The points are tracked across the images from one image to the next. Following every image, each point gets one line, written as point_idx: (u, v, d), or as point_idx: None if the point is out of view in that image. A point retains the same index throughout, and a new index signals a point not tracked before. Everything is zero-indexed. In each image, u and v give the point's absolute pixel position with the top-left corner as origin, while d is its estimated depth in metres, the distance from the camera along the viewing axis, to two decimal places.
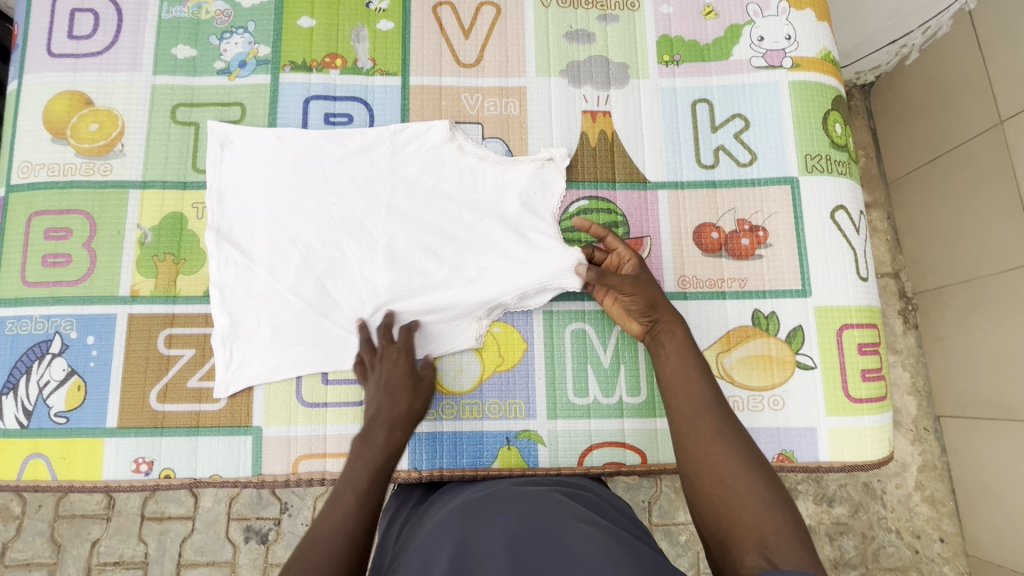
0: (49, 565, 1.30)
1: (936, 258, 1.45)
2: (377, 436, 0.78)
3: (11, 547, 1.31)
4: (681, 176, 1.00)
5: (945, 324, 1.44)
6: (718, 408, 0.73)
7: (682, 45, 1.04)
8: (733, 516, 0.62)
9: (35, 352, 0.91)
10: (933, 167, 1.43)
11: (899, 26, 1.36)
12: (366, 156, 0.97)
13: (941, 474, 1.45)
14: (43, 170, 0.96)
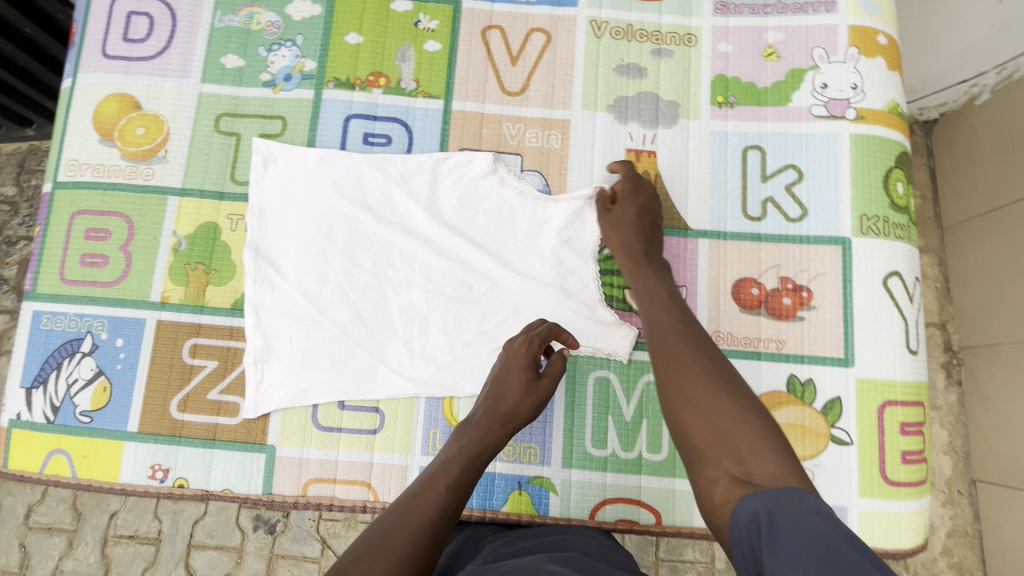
0: (70, 532, 1.34)
1: (988, 317, 1.36)
2: (467, 464, 0.73)
3: (36, 510, 1.35)
4: (725, 226, 0.95)
5: (992, 385, 1.35)
6: (691, 337, 0.74)
7: (738, 86, 0.99)
8: (706, 431, 0.64)
9: (67, 349, 0.93)
10: (992, 219, 1.35)
11: (971, 65, 1.27)
12: (407, 184, 0.97)
13: (972, 542, 1.37)
14: (88, 170, 0.98)
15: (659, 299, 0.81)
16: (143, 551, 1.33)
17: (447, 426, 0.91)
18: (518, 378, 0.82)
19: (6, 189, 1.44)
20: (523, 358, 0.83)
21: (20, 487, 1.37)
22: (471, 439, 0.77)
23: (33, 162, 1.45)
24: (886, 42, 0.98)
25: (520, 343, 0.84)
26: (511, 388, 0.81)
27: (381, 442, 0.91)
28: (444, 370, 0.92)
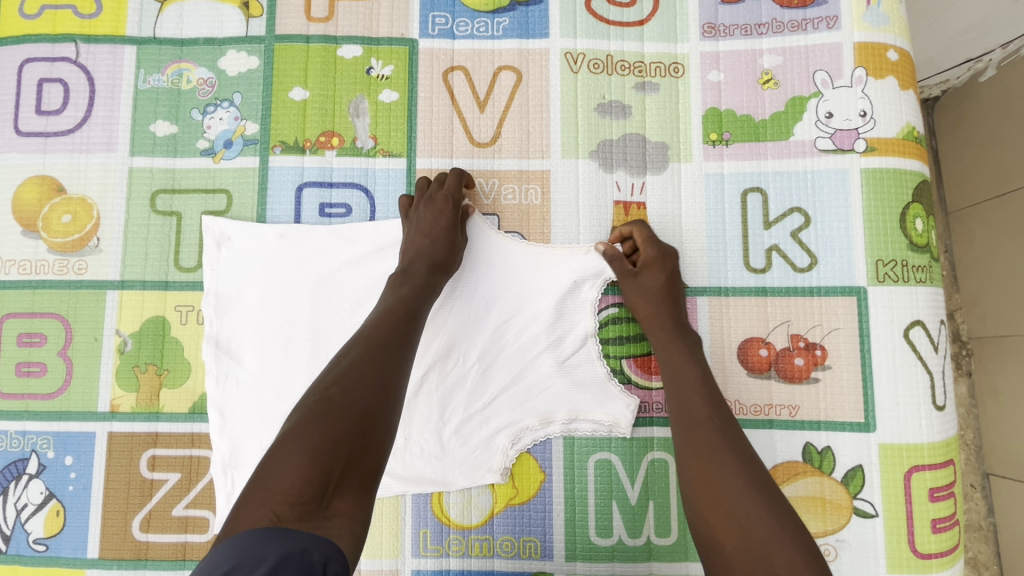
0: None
1: (1002, 308, 1.26)
2: (391, 322, 0.71)
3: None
4: (727, 280, 0.86)
5: (1004, 376, 1.27)
6: (717, 421, 0.70)
7: (733, 120, 0.88)
8: (734, 541, 0.59)
9: (12, 470, 0.85)
10: (1003, 203, 1.24)
11: (976, 42, 1.16)
12: (377, 257, 0.87)
13: (986, 536, 1.31)
14: (13, 267, 0.87)
15: (685, 372, 0.76)
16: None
17: (438, 525, 0.84)
18: (446, 221, 0.82)
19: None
20: (447, 195, 0.84)
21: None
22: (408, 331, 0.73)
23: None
24: (897, 58, 0.87)
25: (438, 195, 0.84)
26: (436, 221, 0.82)
27: (367, 548, 0.84)
28: (430, 463, 0.84)
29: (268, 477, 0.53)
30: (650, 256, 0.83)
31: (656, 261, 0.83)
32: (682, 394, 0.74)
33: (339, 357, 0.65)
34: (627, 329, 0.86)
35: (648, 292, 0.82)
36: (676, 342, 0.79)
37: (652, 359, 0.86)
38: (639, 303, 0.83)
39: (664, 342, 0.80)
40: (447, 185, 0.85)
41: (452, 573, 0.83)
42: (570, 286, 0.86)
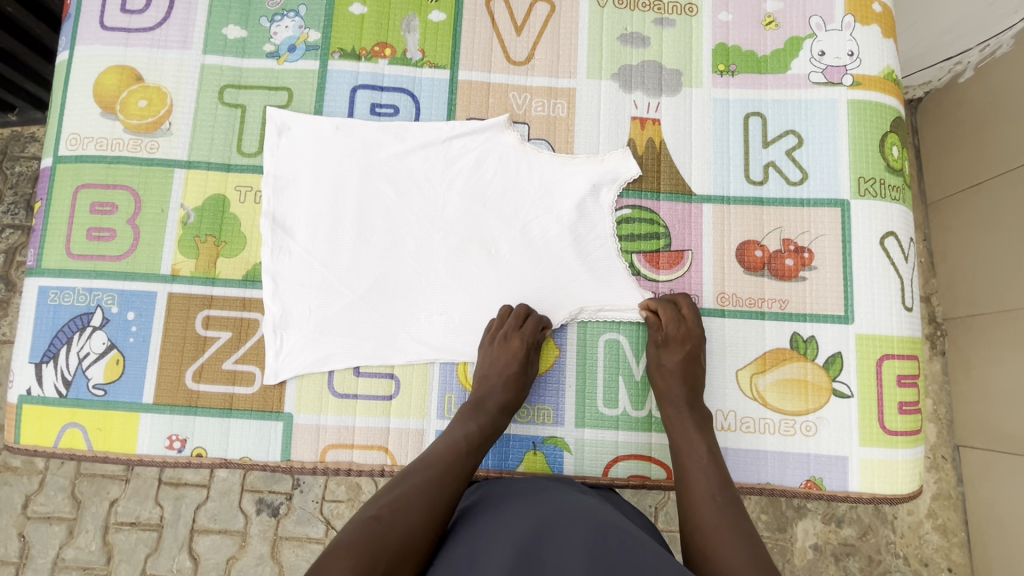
0: (69, 520, 1.49)
1: (971, 286, 1.39)
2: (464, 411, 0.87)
3: (34, 500, 1.50)
4: (728, 190, 0.98)
5: (975, 353, 1.38)
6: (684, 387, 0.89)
7: (739, 54, 1.01)
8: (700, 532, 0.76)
9: (76, 323, 0.93)
10: (975, 193, 1.37)
11: (955, 43, 1.29)
12: (423, 154, 0.97)
13: (955, 505, 1.41)
14: (91, 144, 0.97)
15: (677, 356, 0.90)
16: (145, 538, 1.48)
17: (461, 391, 0.93)
18: (521, 362, 0.88)
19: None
20: (522, 335, 0.89)
21: (17, 477, 1.51)
22: (454, 437, 0.83)
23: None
24: (881, 10, 1.01)
25: (513, 335, 0.89)
26: (505, 367, 0.88)
27: (397, 408, 0.92)
28: (458, 335, 0.94)
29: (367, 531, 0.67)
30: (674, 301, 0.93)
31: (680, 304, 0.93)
32: (679, 444, 0.85)
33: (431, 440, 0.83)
34: (638, 229, 0.97)
35: (670, 374, 0.89)
36: (680, 392, 0.88)
37: (660, 255, 0.97)
38: (661, 381, 0.89)
39: (669, 388, 0.89)
40: (525, 325, 0.90)
41: None
42: (595, 190, 0.97)
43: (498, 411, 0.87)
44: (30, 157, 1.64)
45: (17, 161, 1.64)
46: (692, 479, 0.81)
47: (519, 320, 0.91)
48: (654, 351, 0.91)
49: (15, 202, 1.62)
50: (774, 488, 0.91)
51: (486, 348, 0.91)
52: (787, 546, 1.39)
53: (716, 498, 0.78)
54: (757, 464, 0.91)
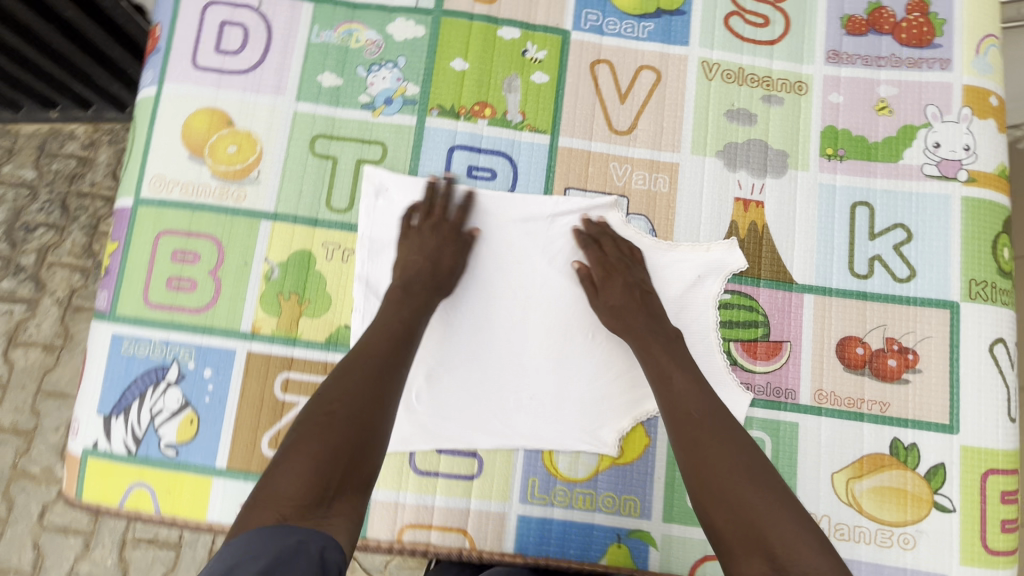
0: (86, 533, 1.45)
1: None
2: (388, 347, 0.77)
3: (52, 509, 1.46)
4: (831, 281, 0.94)
5: None
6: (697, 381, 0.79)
7: (848, 139, 0.98)
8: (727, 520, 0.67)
9: (150, 377, 0.89)
10: None
11: None
12: (524, 226, 0.94)
13: None
14: (176, 188, 0.94)
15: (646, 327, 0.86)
16: (162, 557, 1.43)
17: (546, 475, 0.90)
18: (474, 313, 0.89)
19: (26, 172, 1.60)
20: (450, 225, 0.91)
21: (35, 484, 1.47)
22: (386, 323, 0.80)
23: (102, 141, 1.62)
24: (997, 104, 0.97)
25: (444, 226, 0.91)
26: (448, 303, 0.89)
27: (478, 489, 0.89)
28: (546, 418, 0.91)
29: (270, 484, 0.62)
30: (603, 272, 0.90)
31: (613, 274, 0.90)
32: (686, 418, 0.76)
33: (337, 374, 0.73)
34: (736, 315, 0.93)
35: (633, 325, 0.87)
36: (642, 321, 0.87)
37: (757, 345, 0.93)
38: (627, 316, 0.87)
39: (633, 333, 0.86)
40: (450, 217, 0.91)
41: (557, 522, 0.89)
42: (700, 277, 0.94)
43: (399, 318, 0.81)
44: (67, 154, 1.61)
45: (54, 158, 1.61)
46: (709, 472, 0.70)
47: (444, 211, 0.92)
48: (591, 291, 0.90)
49: (51, 201, 1.59)
50: None
51: (406, 244, 0.90)
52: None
53: (742, 477, 0.69)
54: None
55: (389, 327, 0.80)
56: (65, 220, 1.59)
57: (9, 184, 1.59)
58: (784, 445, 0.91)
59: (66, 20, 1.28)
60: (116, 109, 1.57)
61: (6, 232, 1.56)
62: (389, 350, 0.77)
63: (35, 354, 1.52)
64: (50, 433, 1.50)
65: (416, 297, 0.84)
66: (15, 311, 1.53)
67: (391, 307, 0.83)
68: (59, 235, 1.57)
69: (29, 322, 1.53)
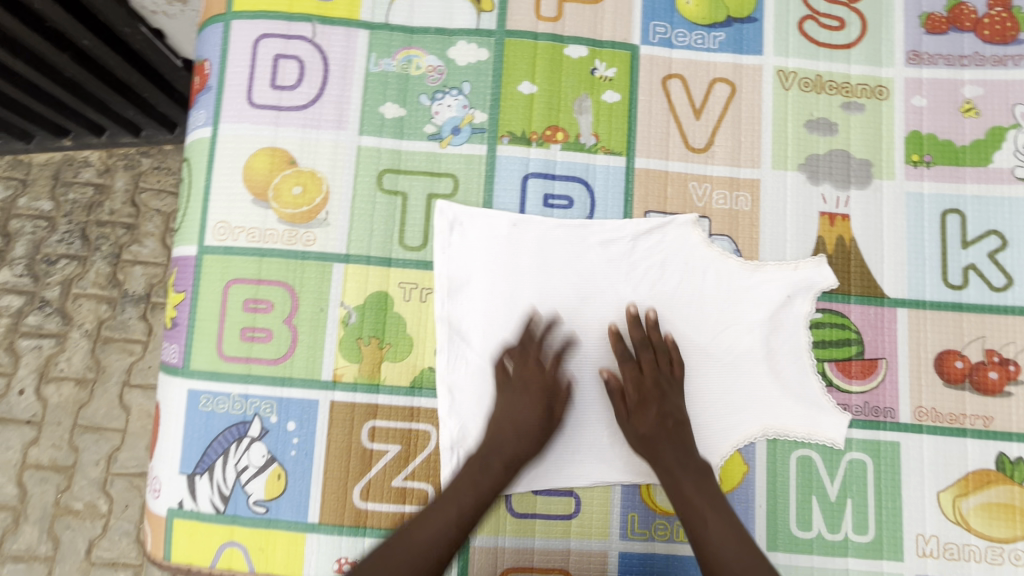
0: (135, 566, 1.42)
1: None
2: (439, 547, 0.77)
3: (97, 545, 1.43)
4: (924, 294, 0.91)
5: None
6: (699, 472, 0.82)
7: (934, 144, 0.94)
8: None
9: (232, 433, 0.86)
10: None
11: None
12: (607, 253, 0.91)
13: None
14: (242, 234, 0.90)
15: (678, 463, 0.82)
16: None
17: (645, 510, 0.87)
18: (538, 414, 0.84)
19: (42, 204, 1.55)
20: (484, 278, 0.84)
21: (79, 520, 1.43)
22: (455, 488, 0.81)
23: (118, 166, 1.57)
24: None
25: (494, 371, 0.84)
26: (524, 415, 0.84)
27: (577, 528, 0.86)
28: None
29: None
30: (633, 404, 0.84)
31: (643, 405, 0.84)
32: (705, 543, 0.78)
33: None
34: (829, 335, 0.91)
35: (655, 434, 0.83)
36: (669, 453, 0.82)
37: (852, 364, 0.90)
38: (654, 455, 0.83)
39: (661, 464, 0.83)
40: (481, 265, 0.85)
41: (659, 556, 0.87)
42: (790, 297, 0.91)
43: (481, 492, 0.81)
44: (82, 182, 1.56)
45: (71, 187, 1.56)
46: None
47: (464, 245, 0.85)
48: (622, 407, 0.85)
49: (70, 231, 1.53)
50: None
51: (467, 332, 0.84)
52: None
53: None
54: None
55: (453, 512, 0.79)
56: (86, 251, 1.54)
57: (25, 217, 1.54)
58: (885, 464, 0.88)
59: (82, 49, 1.23)
60: (132, 135, 1.52)
61: (27, 265, 1.52)
62: (432, 555, 0.76)
63: (68, 388, 1.48)
64: (88, 468, 1.45)
65: (474, 471, 0.82)
66: (45, 346, 1.49)
67: (465, 475, 0.82)
68: (82, 266, 1.52)
69: (60, 356, 1.49)
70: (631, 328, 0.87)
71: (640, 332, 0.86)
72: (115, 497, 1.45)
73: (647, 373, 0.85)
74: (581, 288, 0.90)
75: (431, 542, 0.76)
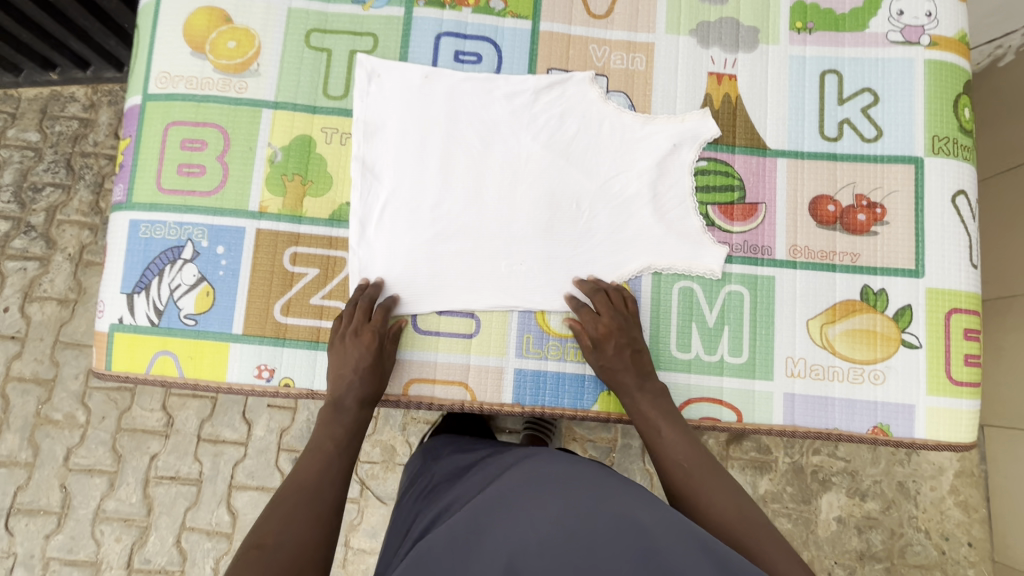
0: (109, 473, 1.52)
1: (998, 267, 1.43)
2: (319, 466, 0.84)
3: (75, 453, 1.53)
4: (802, 146, 1.00)
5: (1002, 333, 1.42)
6: (660, 397, 0.90)
7: (816, 13, 1.03)
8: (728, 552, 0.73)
9: (168, 256, 0.96)
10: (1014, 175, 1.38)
11: (1000, 24, 1.36)
12: (510, 104, 0.99)
13: (977, 482, 1.49)
14: (181, 82, 0.99)
15: (634, 399, 0.90)
16: (184, 492, 1.51)
17: (540, 331, 0.96)
18: (374, 355, 0.90)
19: (30, 135, 1.63)
20: (372, 329, 0.91)
21: (58, 430, 1.53)
22: (320, 440, 0.87)
23: (101, 101, 1.65)
24: None
25: (364, 329, 0.90)
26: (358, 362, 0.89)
27: (477, 346, 0.95)
28: (536, 282, 0.96)
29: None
30: (603, 334, 0.91)
31: (610, 337, 0.91)
32: (664, 453, 0.85)
33: (276, 498, 0.78)
34: (713, 181, 0.99)
35: (617, 374, 0.91)
36: (631, 380, 0.90)
37: (734, 207, 0.99)
38: (614, 381, 0.91)
39: (620, 388, 0.91)
40: (374, 318, 0.91)
41: (551, 374, 0.95)
42: (676, 146, 0.99)
43: (355, 407, 0.89)
44: (69, 116, 1.64)
45: (57, 120, 1.64)
46: (688, 485, 0.81)
47: (366, 313, 0.91)
48: (592, 351, 0.92)
49: (57, 161, 1.62)
50: (842, 434, 0.94)
51: (339, 351, 0.90)
52: (811, 518, 1.48)
53: (733, 505, 0.78)
54: (826, 410, 0.94)
55: (322, 463, 0.84)
56: (72, 180, 1.62)
57: (14, 147, 1.62)
58: (762, 296, 0.97)
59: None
60: (114, 69, 1.61)
61: (14, 192, 1.60)
62: (319, 479, 0.82)
63: (51, 307, 1.57)
64: (69, 382, 1.56)
65: (348, 412, 0.89)
66: (29, 268, 1.58)
67: (322, 425, 0.88)
68: (67, 194, 1.61)
69: (43, 277, 1.58)
70: (582, 288, 0.95)
71: (594, 288, 0.94)
72: (92, 409, 1.54)
73: (604, 317, 0.92)
74: (490, 148, 0.98)
75: (315, 478, 0.82)
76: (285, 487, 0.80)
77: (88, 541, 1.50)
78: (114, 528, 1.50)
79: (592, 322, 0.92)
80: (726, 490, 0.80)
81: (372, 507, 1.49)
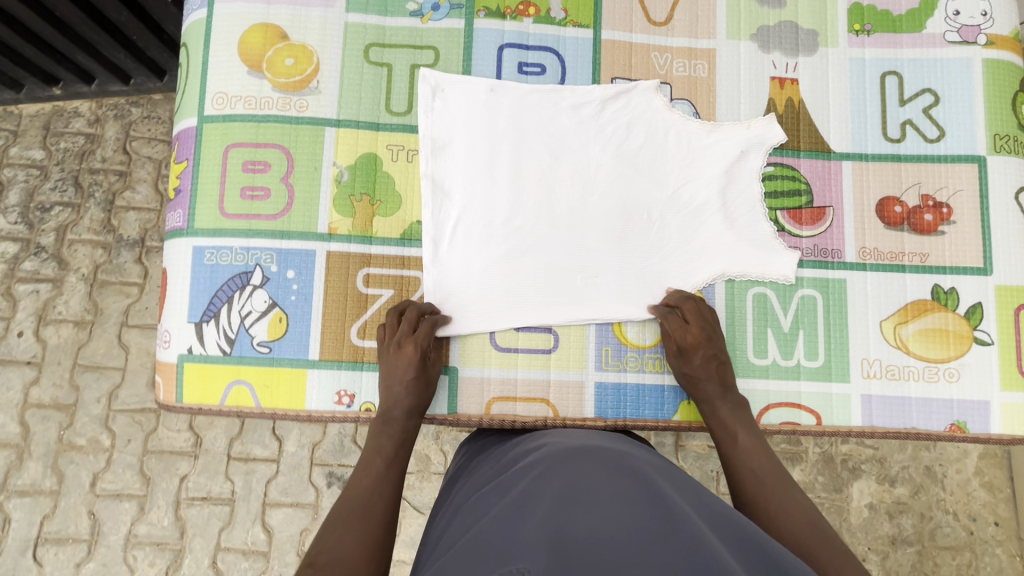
0: (139, 497, 1.47)
1: None
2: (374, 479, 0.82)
3: (102, 478, 1.48)
4: (866, 148, 1.01)
5: None
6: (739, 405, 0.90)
7: (873, 14, 1.03)
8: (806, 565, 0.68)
9: (236, 282, 0.93)
10: None
11: None
12: (577, 115, 0.98)
13: (1000, 462, 1.52)
14: (239, 103, 0.96)
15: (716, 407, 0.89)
16: (217, 512, 1.47)
17: (618, 343, 0.96)
18: (417, 367, 0.88)
19: (34, 153, 1.57)
20: (416, 340, 0.88)
21: (82, 455, 1.48)
22: (370, 455, 0.85)
23: (108, 116, 1.58)
24: None
25: (406, 341, 0.89)
26: (405, 378, 0.88)
27: (556, 361, 0.95)
28: (611, 294, 0.96)
29: None
30: (692, 340, 0.91)
31: (699, 344, 0.91)
32: (740, 459, 0.84)
33: (333, 516, 0.77)
34: (781, 186, 1.00)
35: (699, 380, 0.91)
36: (711, 387, 0.90)
37: (802, 211, 0.99)
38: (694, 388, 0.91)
39: (701, 395, 0.91)
40: (418, 330, 0.89)
41: (631, 386, 0.95)
42: (744, 153, 0.99)
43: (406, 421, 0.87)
44: (74, 131, 1.57)
45: (61, 136, 1.57)
46: (762, 492, 0.79)
47: (412, 324, 0.90)
48: (677, 358, 0.92)
49: (64, 178, 1.55)
50: (921, 433, 0.95)
51: (385, 359, 0.90)
52: (842, 505, 1.50)
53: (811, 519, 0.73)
54: (903, 409, 0.96)
55: (372, 480, 0.82)
56: (80, 198, 1.56)
57: (18, 166, 1.56)
58: (835, 299, 0.98)
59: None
60: (122, 83, 1.54)
61: (21, 213, 1.54)
62: (370, 493, 0.80)
63: (67, 330, 1.52)
64: (90, 405, 1.51)
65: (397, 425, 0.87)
66: (42, 290, 1.52)
67: (375, 437, 0.87)
68: (77, 213, 1.54)
69: (57, 300, 1.52)
70: (671, 296, 0.95)
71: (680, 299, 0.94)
72: (117, 432, 1.49)
73: (692, 324, 0.92)
74: (559, 160, 0.97)
75: (366, 493, 0.80)
76: (340, 504, 0.80)
77: (121, 567, 1.46)
78: (147, 553, 1.46)
79: (676, 326, 0.92)
80: (800, 503, 0.76)
81: (411, 518, 1.46)
